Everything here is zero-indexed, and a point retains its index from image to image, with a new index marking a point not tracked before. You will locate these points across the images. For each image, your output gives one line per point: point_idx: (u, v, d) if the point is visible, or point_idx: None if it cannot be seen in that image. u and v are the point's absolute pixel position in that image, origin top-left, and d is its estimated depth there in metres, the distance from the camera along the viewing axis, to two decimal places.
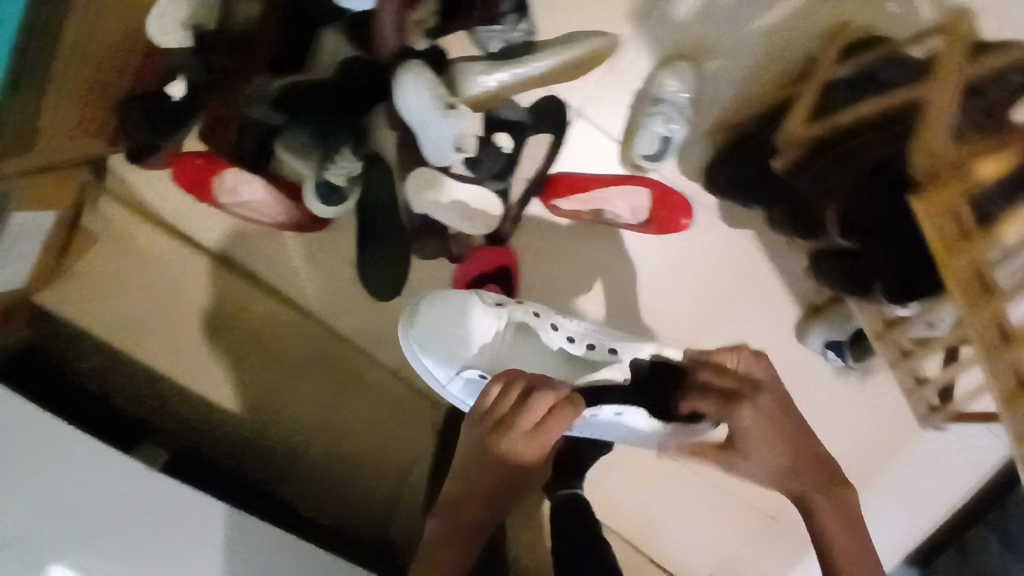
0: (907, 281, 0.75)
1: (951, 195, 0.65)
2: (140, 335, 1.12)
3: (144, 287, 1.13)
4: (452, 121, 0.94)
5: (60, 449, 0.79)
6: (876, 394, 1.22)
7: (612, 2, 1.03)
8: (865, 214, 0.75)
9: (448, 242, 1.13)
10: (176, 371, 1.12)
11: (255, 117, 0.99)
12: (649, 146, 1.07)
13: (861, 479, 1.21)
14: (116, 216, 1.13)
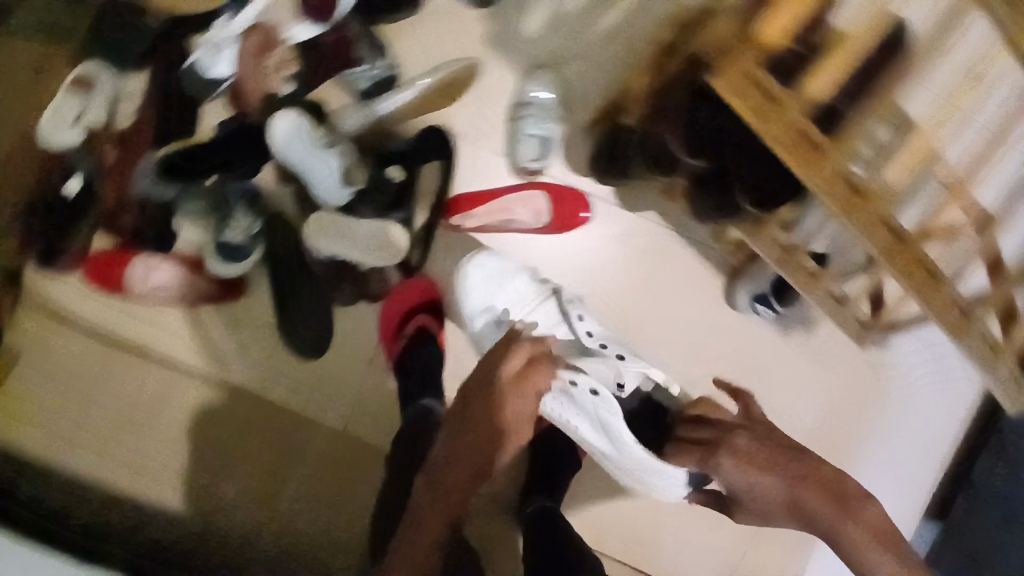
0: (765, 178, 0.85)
1: (745, 61, 0.72)
2: (72, 442, 1.11)
3: (67, 393, 1.12)
4: (333, 156, 1.02)
5: None
6: (850, 366, 1.29)
7: (466, 30, 1.11)
8: (706, 132, 0.86)
9: (364, 283, 1.15)
10: (113, 473, 1.12)
11: (148, 193, 1.04)
12: (530, 149, 1.12)
13: (849, 443, 1.28)
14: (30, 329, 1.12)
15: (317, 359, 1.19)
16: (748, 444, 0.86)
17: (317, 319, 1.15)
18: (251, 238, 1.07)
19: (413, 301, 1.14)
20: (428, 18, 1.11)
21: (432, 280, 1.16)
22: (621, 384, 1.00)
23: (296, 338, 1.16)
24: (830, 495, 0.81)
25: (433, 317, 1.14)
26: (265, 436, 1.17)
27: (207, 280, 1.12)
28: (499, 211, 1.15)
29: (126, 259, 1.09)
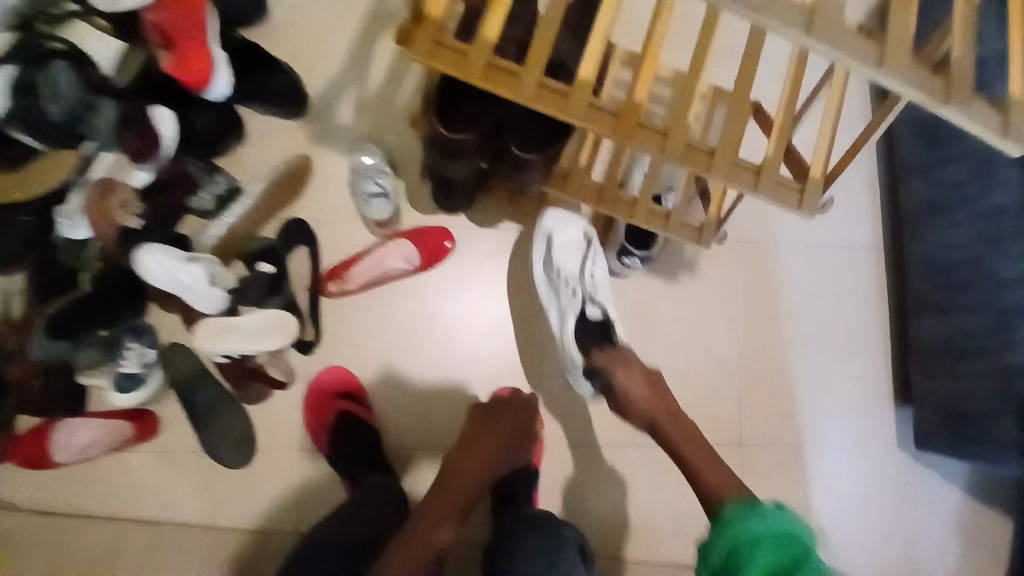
0: (527, 126, 0.94)
1: (425, 30, 0.81)
2: None
3: None
4: (196, 266, 1.11)
5: None
6: (753, 266, 1.36)
7: (290, 138, 1.30)
8: (467, 106, 0.93)
9: (271, 376, 1.24)
10: None
11: (46, 355, 1.12)
12: (378, 208, 1.25)
13: (780, 334, 1.35)
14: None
15: (250, 464, 1.24)
16: (633, 372, 1.09)
17: (237, 425, 1.23)
18: (147, 364, 1.17)
19: (332, 391, 1.24)
20: (262, 142, 1.30)
21: (340, 367, 1.26)
22: (586, 310, 1.18)
23: (224, 449, 1.22)
24: (669, 413, 1.05)
25: (348, 402, 1.23)
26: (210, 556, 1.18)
27: (119, 421, 1.19)
28: (372, 268, 1.26)
29: (46, 433, 1.17)
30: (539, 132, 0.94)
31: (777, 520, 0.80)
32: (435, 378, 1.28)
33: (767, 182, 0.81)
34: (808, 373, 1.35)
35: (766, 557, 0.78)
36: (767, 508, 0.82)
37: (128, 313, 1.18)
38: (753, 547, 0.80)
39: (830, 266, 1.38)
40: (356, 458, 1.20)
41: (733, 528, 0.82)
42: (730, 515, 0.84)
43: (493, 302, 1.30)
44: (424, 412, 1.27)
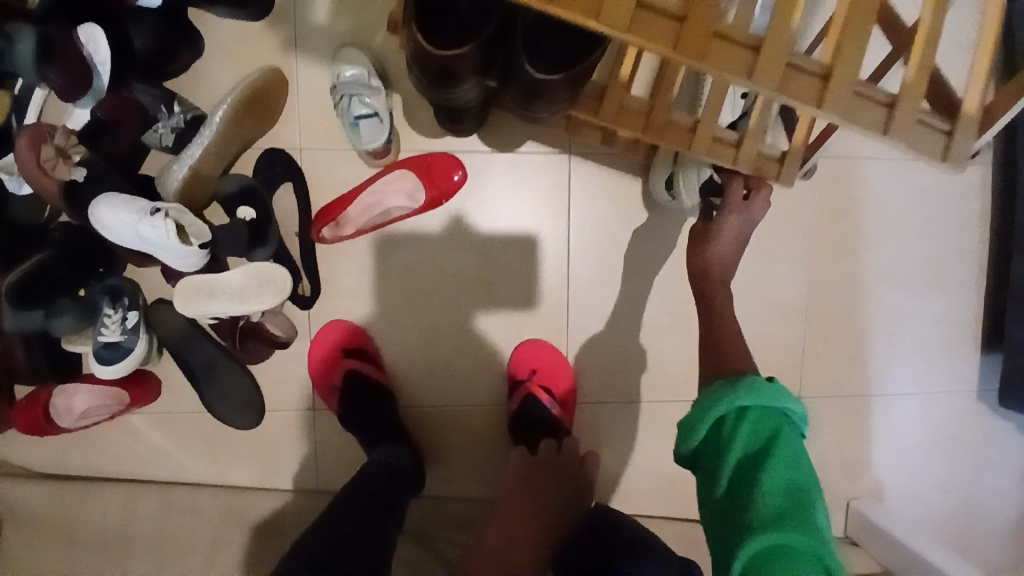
0: (535, 38, 0.71)
1: None
2: None
3: None
4: (158, 220, 0.91)
5: None
6: (832, 186, 1.11)
7: (259, 47, 1.06)
8: (454, 20, 0.71)
9: (269, 334, 1.11)
10: None
11: (17, 327, 1.00)
12: (368, 133, 1.03)
13: (853, 271, 1.13)
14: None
15: (258, 426, 1.15)
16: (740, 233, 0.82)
17: (238, 389, 1.10)
18: (130, 330, 1.03)
19: (337, 349, 1.12)
20: (216, 53, 1.05)
21: (348, 321, 1.13)
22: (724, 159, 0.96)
23: (226, 412, 1.11)
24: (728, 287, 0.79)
25: (358, 360, 1.10)
26: None
27: (115, 388, 1.08)
28: (371, 207, 1.08)
29: (41, 398, 1.06)
30: (552, 42, 0.71)
31: (772, 394, 0.63)
32: (446, 328, 1.14)
33: (903, 123, 0.63)
34: (882, 315, 1.15)
35: (749, 435, 0.62)
36: (759, 379, 0.65)
37: (101, 272, 1.05)
38: (737, 424, 0.63)
39: (926, 186, 1.12)
40: (369, 422, 1.08)
41: (713, 401, 0.64)
42: (709, 389, 0.67)
43: (510, 241, 1.12)
44: (440, 367, 1.15)
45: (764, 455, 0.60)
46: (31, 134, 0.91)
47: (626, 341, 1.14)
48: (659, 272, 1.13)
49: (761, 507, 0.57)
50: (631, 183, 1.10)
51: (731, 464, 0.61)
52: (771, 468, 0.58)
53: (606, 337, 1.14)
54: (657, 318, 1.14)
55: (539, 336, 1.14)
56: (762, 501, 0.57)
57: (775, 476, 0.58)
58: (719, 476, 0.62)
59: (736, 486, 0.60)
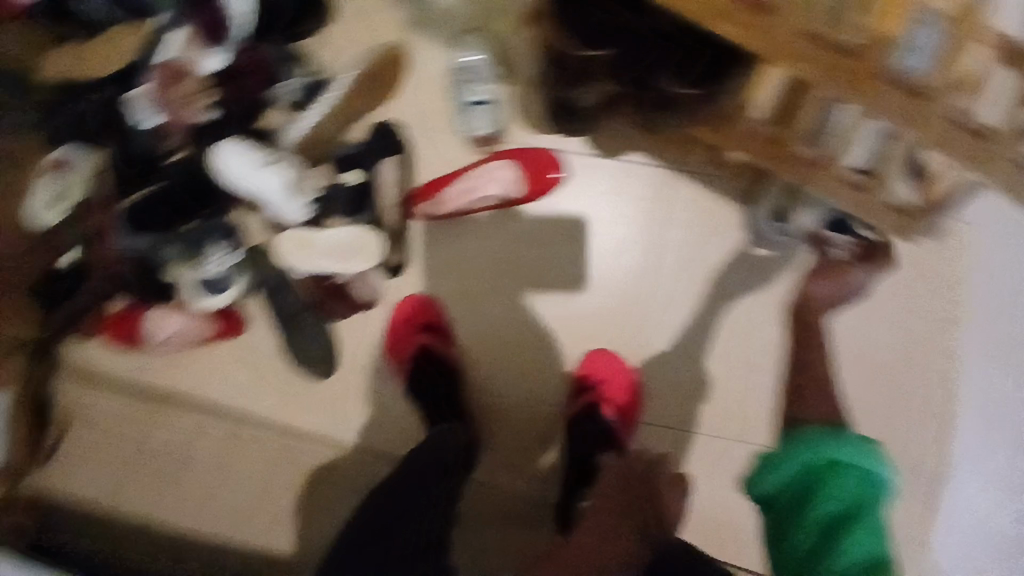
0: (674, 58, 0.78)
1: None
2: (124, 494, 1.21)
3: (116, 446, 1.23)
4: (276, 169, 1.02)
5: None
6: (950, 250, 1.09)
7: (386, 22, 1.09)
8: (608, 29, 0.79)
9: (353, 296, 1.15)
10: (164, 515, 1.20)
11: (127, 249, 1.07)
12: (480, 120, 1.05)
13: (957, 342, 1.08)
14: (78, 395, 1.24)
15: (328, 382, 1.20)
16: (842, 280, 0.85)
17: (317, 342, 1.16)
18: (230, 269, 1.09)
19: (413, 322, 1.14)
20: (345, 24, 1.10)
21: (427, 295, 1.16)
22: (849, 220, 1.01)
23: (303, 360, 1.17)
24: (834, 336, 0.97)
25: (431, 334, 1.13)
26: (287, 462, 1.19)
27: (204, 320, 1.14)
28: (472, 189, 1.08)
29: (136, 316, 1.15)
30: (690, 65, 0.78)
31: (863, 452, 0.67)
32: (520, 322, 1.15)
33: None
34: (981, 396, 1.07)
35: (842, 493, 0.65)
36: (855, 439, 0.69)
37: (209, 209, 1.10)
38: (831, 479, 0.66)
39: None
40: (433, 398, 1.11)
41: (812, 447, 0.68)
42: (806, 434, 0.71)
43: (597, 250, 1.13)
44: (507, 359, 1.16)
45: (851, 514, 0.63)
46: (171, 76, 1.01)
47: (701, 368, 1.12)
48: (748, 307, 1.10)
49: (836, 563, 0.61)
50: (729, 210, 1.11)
51: (816, 517, 0.65)
52: (854, 534, 0.62)
53: (682, 360, 1.12)
54: (735, 349, 1.11)
55: (608, 347, 1.14)
56: (842, 559, 0.61)
57: (857, 543, 0.61)
58: (802, 526, 0.65)
59: (814, 539, 0.64)
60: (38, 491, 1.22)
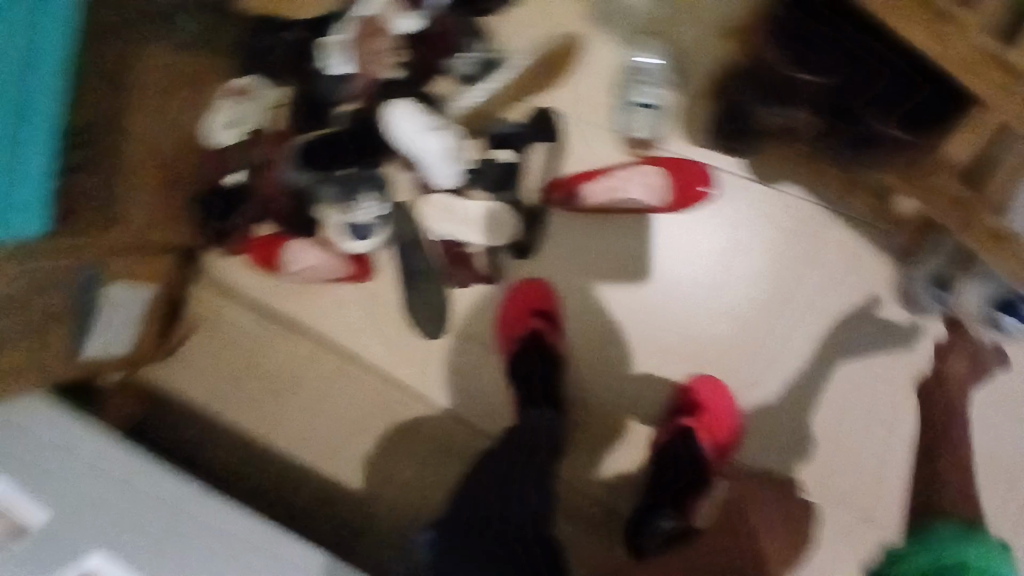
0: (889, 99, 0.80)
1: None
2: (226, 403, 1.29)
3: (229, 356, 1.32)
4: (443, 134, 1.07)
5: (114, 483, 0.98)
6: None
7: (567, 9, 1.09)
8: (824, 52, 0.81)
9: (478, 268, 1.19)
10: (259, 430, 1.28)
11: (293, 182, 1.17)
12: (644, 123, 1.05)
13: None
14: (206, 305, 1.33)
15: (436, 343, 1.26)
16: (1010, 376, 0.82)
17: (437, 303, 1.23)
18: (379, 218, 1.16)
19: (529, 308, 1.16)
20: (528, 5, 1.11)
21: (547, 284, 1.18)
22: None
23: (420, 317, 1.24)
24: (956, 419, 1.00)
25: (544, 319, 1.16)
26: (381, 409, 1.25)
27: (340, 260, 1.22)
28: (612, 191, 1.08)
29: (280, 244, 1.24)
30: (904, 108, 0.79)
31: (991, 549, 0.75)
32: (633, 329, 1.16)
33: None
34: None
35: None
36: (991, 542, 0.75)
37: (369, 160, 1.16)
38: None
39: None
40: (535, 382, 1.13)
41: (939, 539, 0.77)
42: (943, 536, 0.77)
43: (724, 275, 1.12)
44: (610, 362, 1.17)
45: None
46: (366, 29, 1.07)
47: (804, 415, 1.11)
48: (865, 359, 1.09)
49: None
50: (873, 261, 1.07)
51: None
52: None
53: (785, 403, 1.11)
54: (847, 401, 1.09)
55: (713, 372, 1.13)
56: None
57: None
58: None
59: None
60: (146, 381, 1.31)
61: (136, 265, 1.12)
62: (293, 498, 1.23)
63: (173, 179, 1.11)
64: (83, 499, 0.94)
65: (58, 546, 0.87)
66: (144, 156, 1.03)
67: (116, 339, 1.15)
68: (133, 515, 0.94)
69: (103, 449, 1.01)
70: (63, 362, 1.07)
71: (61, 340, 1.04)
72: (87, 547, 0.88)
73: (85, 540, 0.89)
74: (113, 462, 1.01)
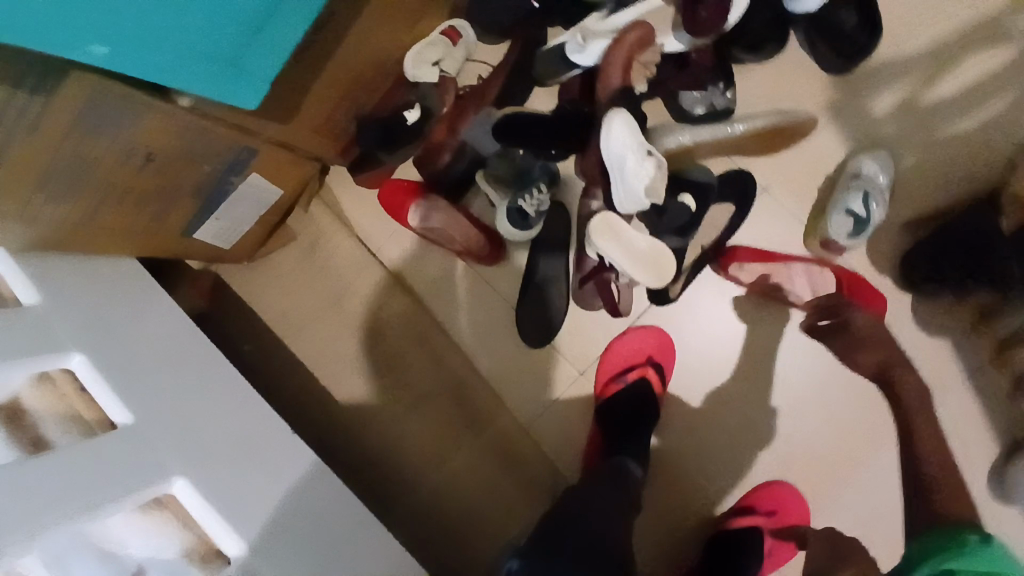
0: None
1: None
2: (293, 329, 1.18)
3: (311, 283, 1.20)
4: (648, 165, 1.00)
5: (192, 394, 0.81)
6: None
7: (811, 89, 1.06)
8: None
9: (612, 296, 1.15)
10: (315, 371, 1.17)
11: (471, 141, 1.13)
12: (844, 226, 1.04)
13: None
14: (317, 222, 1.23)
15: (537, 349, 1.21)
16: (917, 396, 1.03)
17: (554, 312, 1.18)
18: (539, 213, 1.11)
19: (644, 352, 1.15)
20: (775, 65, 1.06)
21: (669, 337, 1.15)
22: None
23: (529, 320, 1.19)
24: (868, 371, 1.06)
25: (656, 370, 1.14)
26: (450, 397, 1.18)
27: (480, 239, 1.16)
28: (779, 278, 1.08)
29: (417, 194, 1.16)
30: None
31: (964, 544, 0.89)
32: (739, 412, 1.14)
33: None
34: None
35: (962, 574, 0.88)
36: (969, 540, 0.89)
37: (553, 153, 1.10)
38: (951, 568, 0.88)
39: None
40: (625, 425, 1.13)
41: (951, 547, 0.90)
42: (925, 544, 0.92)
43: (852, 399, 1.10)
44: (703, 435, 1.15)
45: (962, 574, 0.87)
46: (633, 45, 0.98)
47: None
48: None
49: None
50: (836, 374, 1.11)
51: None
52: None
53: None
54: None
55: (799, 487, 1.12)
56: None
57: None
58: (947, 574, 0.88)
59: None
60: (221, 274, 1.21)
61: (277, 162, 1.02)
62: (343, 449, 1.16)
63: (353, 92, 1.03)
64: (164, 400, 0.76)
65: (138, 457, 0.69)
66: (341, 61, 0.94)
67: (224, 232, 1.04)
68: (216, 441, 0.78)
69: (180, 348, 0.85)
70: (169, 237, 0.95)
71: (180, 213, 0.93)
72: (169, 470, 0.71)
73: (168, 461, 0.71)
74: (189, 367, 0.84)
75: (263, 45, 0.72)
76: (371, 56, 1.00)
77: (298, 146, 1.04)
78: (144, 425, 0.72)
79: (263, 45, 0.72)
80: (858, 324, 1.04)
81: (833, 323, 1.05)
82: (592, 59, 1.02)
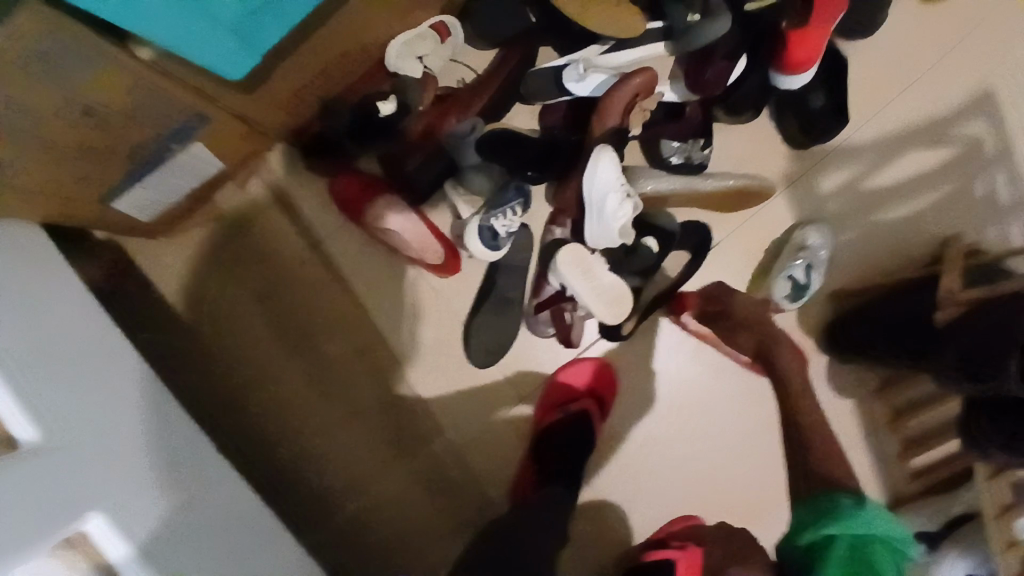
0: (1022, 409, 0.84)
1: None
2: (219, 318, 1.06)
3: (242, 271, 1.07)
4: (627, 206, 1.01)
5: (106, 407, 0.68)
6: None
7: (772, 158, 1.14)
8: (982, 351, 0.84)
9: (567, 328, 1.13)
10: (240, 366, 1.07)
11: (448, 148, 1.05)
12: (784, 289, 1.13)
13: None
14: (253, 204, 1.08)
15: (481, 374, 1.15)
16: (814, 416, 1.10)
17: (504, 336, 1.13)
18: (508, 235, 1.05)
19: (590, 385, 1.15)
20: (744, 130, 1.13)
21: (614, 373, 1.17)
22: None
23: (477, 342, 1.12)
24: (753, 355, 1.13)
25: (599, 405, 1.14)
26: (385, 411, 1.11)
27: (437, 248, 1.06)
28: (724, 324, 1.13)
29: (376, 191, 1.05)
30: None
31: (843, 510, 0.97)
32: (668, 450, 1.18)
33: None
34: None
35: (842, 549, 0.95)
36: (845, 504, 0.97)
37: (529, 175, 1.07)
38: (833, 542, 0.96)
39: None
40: (563, 460, 1.10)
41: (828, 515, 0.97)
42: (817, 507, 0.99)
43: (767, 445, 1.20)
44: (633, 470, 1.18)
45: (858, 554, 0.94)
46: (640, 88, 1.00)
47: None
48: None
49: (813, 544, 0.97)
50: (756, 421, 1.20)
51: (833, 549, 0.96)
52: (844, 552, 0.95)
53: None
54: None
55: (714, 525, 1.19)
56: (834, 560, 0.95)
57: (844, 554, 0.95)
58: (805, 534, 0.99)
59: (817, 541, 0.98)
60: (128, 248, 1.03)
61: (226, 135, 0.89)
62: (263, 460, 1.06)
63: (328, 73, 0.93)
64: (75, 416, 0.63)
65: (45, 488, 0.56)
66: (325, 39, 0.84)
67: (153, 205, 0.89)
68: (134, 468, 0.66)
69: (92, 351, 0.71)
70: (85, 203, 0.79)
71: (104, 179, 0.77)
72: (81, 504, 0.58)
73: (81, 493, 0.59)
74: (103, 376, 0.70)
75: (258, 22, 0.63)
76: (357, 40, 0.91)
77: (257, 122, 0.92)
78: (53, 448, 0.58)
79: (269, 18, 0.63)
80: (735, 307, 1.12)
81: (718, 309, 1.13)
82: (588, 90, 1.02)
